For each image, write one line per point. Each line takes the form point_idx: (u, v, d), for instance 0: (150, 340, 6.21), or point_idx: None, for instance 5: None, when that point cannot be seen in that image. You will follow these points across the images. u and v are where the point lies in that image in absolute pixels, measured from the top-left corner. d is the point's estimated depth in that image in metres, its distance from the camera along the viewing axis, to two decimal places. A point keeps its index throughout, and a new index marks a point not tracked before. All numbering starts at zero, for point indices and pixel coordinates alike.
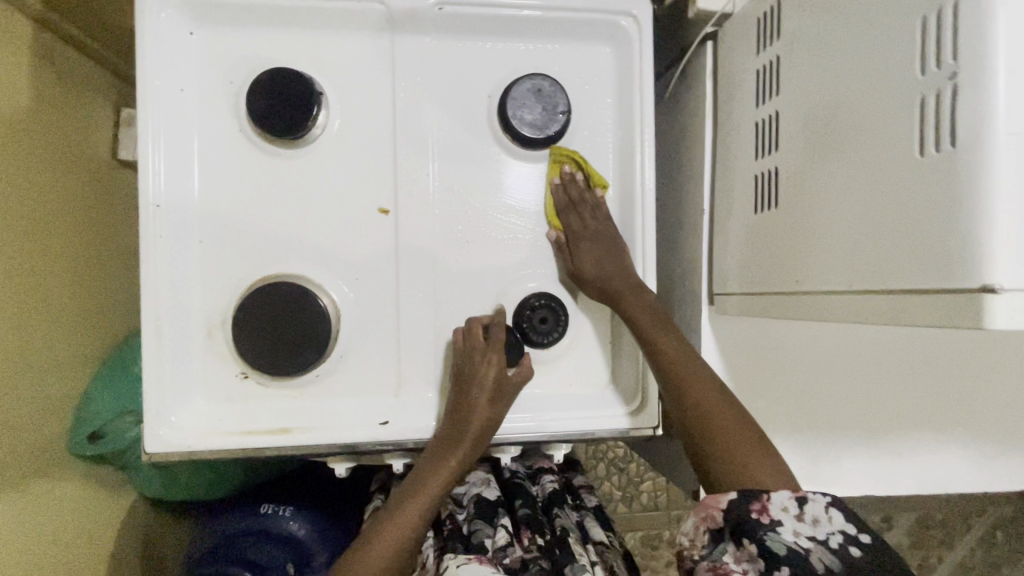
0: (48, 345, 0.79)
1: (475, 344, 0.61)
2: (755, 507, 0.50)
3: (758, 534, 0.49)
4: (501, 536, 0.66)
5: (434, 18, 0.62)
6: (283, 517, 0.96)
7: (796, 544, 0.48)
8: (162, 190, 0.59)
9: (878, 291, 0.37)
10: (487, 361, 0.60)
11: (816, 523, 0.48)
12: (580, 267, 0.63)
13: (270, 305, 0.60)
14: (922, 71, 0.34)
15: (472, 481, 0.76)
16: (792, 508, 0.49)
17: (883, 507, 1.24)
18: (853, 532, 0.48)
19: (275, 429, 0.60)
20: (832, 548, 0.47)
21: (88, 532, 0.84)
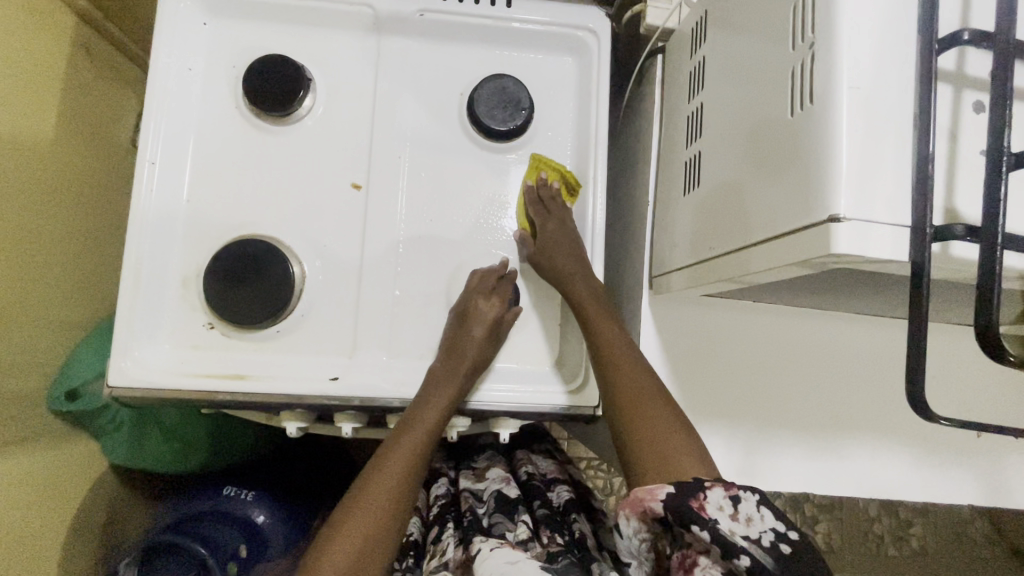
0: (46, 300, 0.85)
1: (479, 287, 0.67)
2: (696, 503, 0.45)
3: (705, 526, 0.43)
4: (522, 531, 0.64)
5: (418, 23, 0.70)
6: (244, 500, 0.97)
7: (735, 544, 0.42)
8: (158, 150, 0.66)
9: (762, 240, 0.41)
10: (488, 301, 0.66)
11: (751, 522, 0.43)
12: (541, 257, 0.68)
13: (240, 261, 0.65)
14: (794, 45, 0.40)
15: (492, 477, 0.75)
16: (728, 506, 0.44)
17: (878, 568, 1.13)
18: (782, 529, 0.43)
19: (232, 375, 0.64)
20: (766, 545, 0.43)
21: (54, 491, 0.86)
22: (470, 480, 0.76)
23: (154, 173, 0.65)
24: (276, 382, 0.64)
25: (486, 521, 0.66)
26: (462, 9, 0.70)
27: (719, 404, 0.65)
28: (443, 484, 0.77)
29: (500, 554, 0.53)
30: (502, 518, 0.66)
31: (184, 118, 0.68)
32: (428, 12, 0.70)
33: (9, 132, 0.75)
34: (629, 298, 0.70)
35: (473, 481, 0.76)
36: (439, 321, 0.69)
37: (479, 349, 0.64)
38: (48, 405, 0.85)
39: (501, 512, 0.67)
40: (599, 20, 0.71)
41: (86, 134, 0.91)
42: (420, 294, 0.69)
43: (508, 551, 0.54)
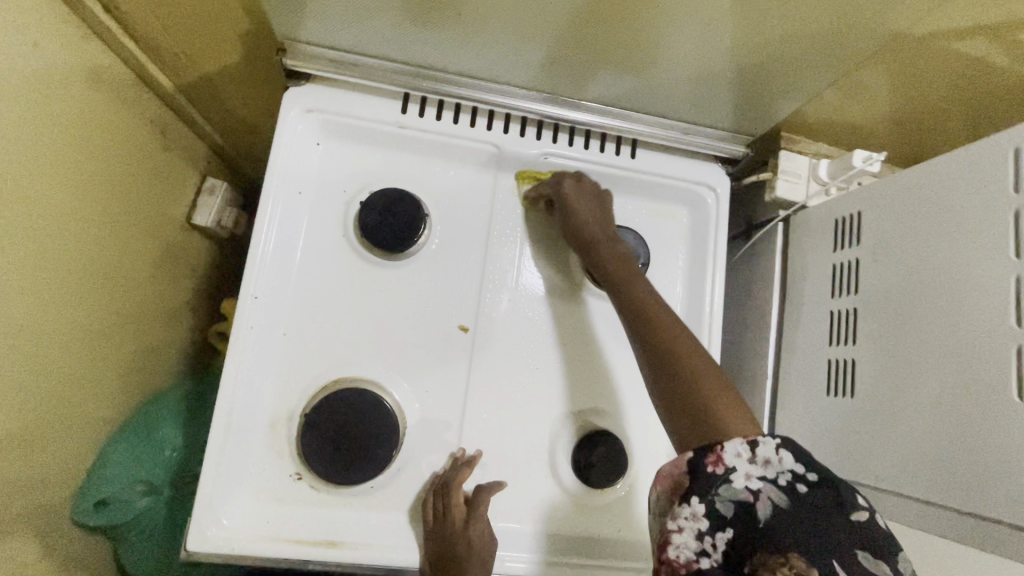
0: (85, 403, 0.78)
1: (439, 486, 0.61)
2: (711, 458, 0.45)
3: (710, 488, 0.44)
4: None
5: (540, 165, 0.69)
6: None
7: (746, 492, 0.44)
8: (262, 282, 0.61)
9: (966, 512, 0.42)
10: (450, 500, 0.59)
11: (768, 464, 0.44)
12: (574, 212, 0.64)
13: (343, 412, 0.60)
14: (1018, 324, 0.40)
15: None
16: (745, 452, 0.45)
17: None
18: (801, 470, 0.44)
19: (321, 541, 0.58)
20: (781, 486, 0.44)
21: None
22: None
23: (255, 308, 0.61)
24: (370, 550, 0.59)
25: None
26: (587, 155, 0.69)
27: None
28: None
29: None
30: None
31: (290, 247, 0.64)
32: (553, 156, 0.68)
33: (62, 230, 0.69)
34: None
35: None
36: (538, 478, 0.65)
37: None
38: (72, 520, 0.76)
39: None
40: (721, 179, 0.71)
41: (145, 217, 0.85)
42: (522, 450, 0.66)
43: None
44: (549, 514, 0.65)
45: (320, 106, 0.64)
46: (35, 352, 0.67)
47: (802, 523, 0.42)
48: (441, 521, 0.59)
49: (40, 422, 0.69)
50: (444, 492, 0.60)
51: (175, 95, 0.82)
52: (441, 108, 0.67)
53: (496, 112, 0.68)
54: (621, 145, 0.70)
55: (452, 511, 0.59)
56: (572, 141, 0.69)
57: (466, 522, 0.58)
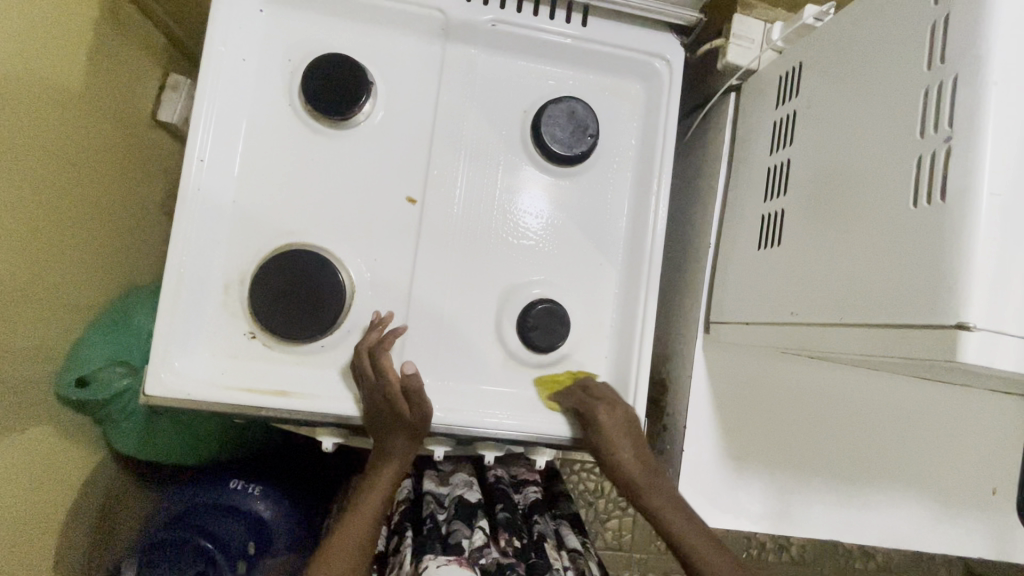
0: (60, 283, 0.81)
1: (370, 345, 0.62)
2: None
3: None
4: (478, 537, 0.65)
5: (489, 34, 0.67)
6: (250, 495, 0.95)
7: None
8: (207, 147, 0.62)
9: (863, 324, 0.42)
10: (383, 360, 0.61)
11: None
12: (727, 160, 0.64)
13: (293, 270, 0.62)
14: (923, 133, 0.39)
15: (455, 481, 0.74)
16: None
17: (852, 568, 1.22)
18: None
19: (273, 390, 0.62)
20: None
21: (48, 488, 0.81)
22: (432, 484, 0.74)
23: (201, 172, 0.62)
24: (322, 400, 0.62)
25: (445, 528, 0.66)
26: (536, 23, 0.67)
27: (760, 449, 0.66)
28: (407, 486, 0.77)
29: None
30: (460, 524, 0.66)
31: (235, 114, 0.64)
32: (502, 23, 0.66)
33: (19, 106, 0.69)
34: (677, 335, 0.70)
35: (436, 484, 0.75)
36: (485, 345, 0.67)
37: (406, 433, 0.63)
38: (55, 394, 0.80)
39: (461, 518, 0.67)
40: (674, 49, 0.69)
41: (106, 108, 0.86)
42: (470, 317, 0.67)
43: (455, 568, 0.58)
44: (496, 376, 0.67)
45: None
46: (11, 225, 0.70)
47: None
48: (370, 383, 0.62)
49: (17, 294, 0.72)
50: (373, 360, 0.62)
51: None
52: None
53: None
54: (573, 13, 0.68)
55: (381, 377, 0.61)
56: (522, 7, 0.67)
57: (395, 390, 0.61)
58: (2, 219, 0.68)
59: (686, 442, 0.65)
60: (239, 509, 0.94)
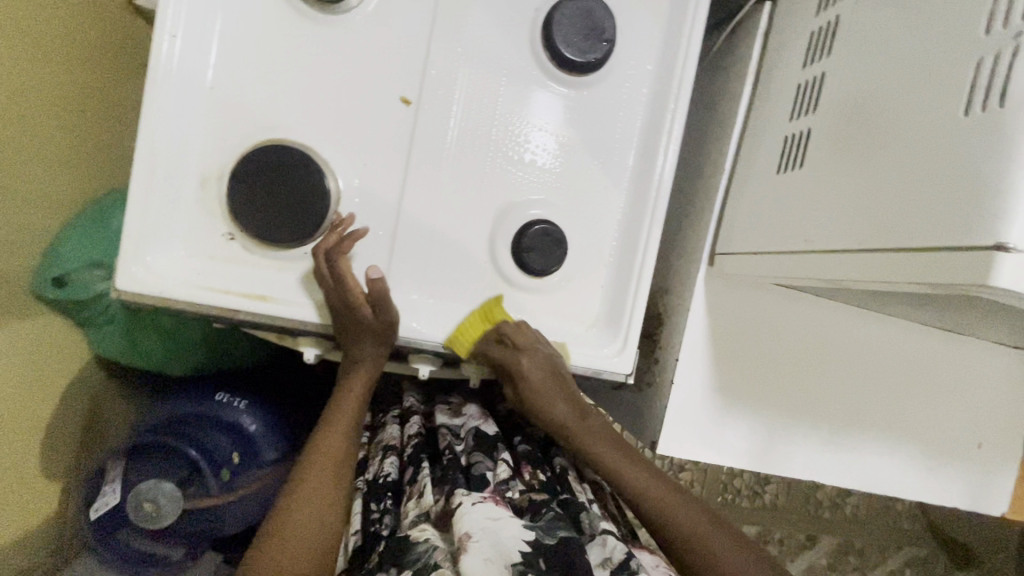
0: (34, 174, 0.77)
1: (328, 246, 0.58)
2: None
3: None
4: (502, 470, 0.62)
5: None
6: (236, 409, 0.95)
7: None
8: (179, 22, 0.57)
9: (884, 249, 0.38)
10: (342, 265, 0.58)
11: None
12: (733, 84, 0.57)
13: (273, 168, 0.58)
14: (986, 31, 0.34)
15: (469, 414, 0.73)
16: None
17: (813, 524, 1.27)
18: None
19: (252, 295, 0.59)
20: None
21: (28, 384, 0.81)
22: (446, 416, 0.74)
23: (174, 49, 0.57)
24: (303, 308, 0.60)
25: (465, 460, 0.64)
26: None
27: (752, 388, 0.65)
28: (416, 420, 0.74)
29: (481, 508, 0.52)
30: (481, 457, 0.64)
31: None
32: None
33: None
34: (678, 268, 0.67)
35: (450, 417, 0.74)
36: (478, 264, 0.64)
37: (372, 339, 0.61)
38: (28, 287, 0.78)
39: (481, 452, 0.65)
40: None
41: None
42: (462, 233, 0.64)
43: (492, 505, 0.52)
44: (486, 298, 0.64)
45: None
46: None
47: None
48: (333, 287, 0.58)
49: None
50: (331, 265, 0.58)
51: None
52: None
53: None
54: None
55: (341, 283, 0.58)
56: None
57: (359, 297, 0.58)
58: None
59: (677, 375, 0.64)
60: (224, 423, 0.93)
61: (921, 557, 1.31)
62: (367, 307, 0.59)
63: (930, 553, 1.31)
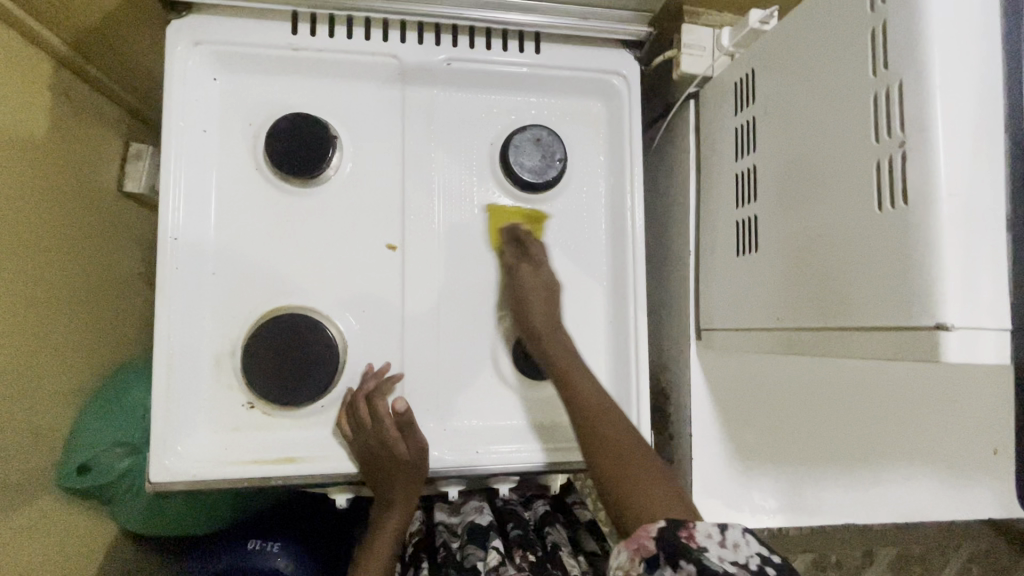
0: (48, 374, 0.79)
1: (367, 388, 0.63)
2: (684, 533, 0.46)
3: (694, 556, 0.45)
4: (492, 558, 0.65)
5: (445, 73, 0.68)
6: (271, 552, 0.93)
7: (724, 569, 0.44)
8: (180, 223, 0.62)
9: (850, 327, 0.42)
10: (377, 402, 0.62)
11: (737, 547, 0.45)
12: (517, 265, 0.67)
13: (282, 336, 0.62)
14: (877, 138, 0.41)
15: (466, 508, 0.75)
16: (716, 533, 0.46)
17: (865, 542, 1.24)
18: (767, 552, 0.45)
19: (279, 458, 0.61)
20: (749, 568, 0.44)
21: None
22: (444, 513, 0.75)
23: (178, 250, 0.61)
24: (329, 461, 0.62)
25: (460, 554, 0.68)
26: (491, 57, 0.68)
27: (767, 445, 0.67)
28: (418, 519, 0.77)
29: None
30: (474, 547, 0.67)
31: (204, 187, 0.64)
32: (456, 60, 0.67)
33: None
34: (671, 342, 0.72)
35: (448, 514, 0.75)
36: (484, 380, 0.68)
37: (407, 475, 0.63)
38: (56, 483, 0.80)
39: (474, 542, 0.68)
40: (628, 64, 0.70)
41: (61, 195, 0.82)
42: (465, 354, 0.68)
43: None
44: (499, 411, 0.68)
45: (206, 38, 0.63)
46: None
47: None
48: (512, 273, 0.67)
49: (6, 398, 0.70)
50: (368, 406, 0.62)
51: (85, 65, 0.82)
52: (332, 24, 0.65)
53: (390, 22, 0.66)
54: (525, 42, 0.69)
55: (376, 423, 0.61)
56: (473, 43, 0.68)
57: (389, 430, 0.61)
58: None
59: (694, 450, 0.66)
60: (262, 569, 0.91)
61: (983, 551, 1.28)
62: (397, 440, 0.61)
63: (990, 545, 1.28)
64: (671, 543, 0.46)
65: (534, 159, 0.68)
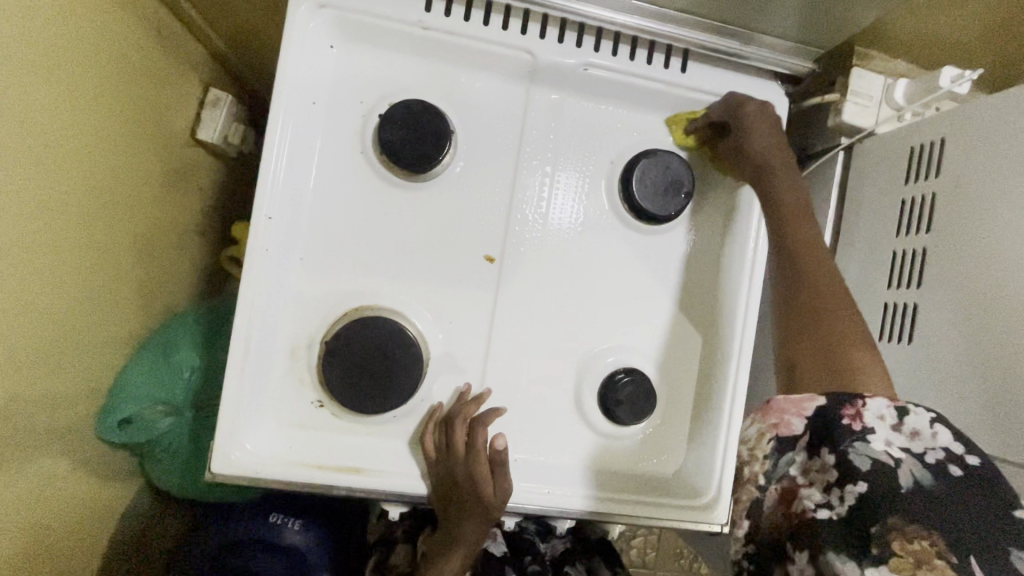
0: (99, 323, 0.76)
1: (459, 414, 0.59)
2: (851, 410, 0.43)
3: (846, 441, 0.42)
4: None
5: (579, 79, 0.61)
6: (287, 527, 0.92)
7: (888, 455, 0.41)
8: (275, 201, 0.57)
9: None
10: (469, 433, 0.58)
11: (917, 437, 0.42)
12: (745, 143, 0.61)
13: (365, 340, 0.57)
14: None
15: None
16: (889, 416, 0.42)
17: None
18: (957, 450, 0.41)
19: (346, 467, 0.58)
20: (928, 462, 0.41)
21: (81, 537, 0.78)
22: None
23: (270, 231, 0.56)
24: (395, 478, 0.59)
25: None
26: (632, 70, 0.61)
27: None
28: None
29: None
30: None
31: (306, 164, 0.58)
32: (594, 68, 0.60)
33: (54, 146, 0.62)
34: None
35: None
36: (564, 416, 0.63)
37: (479, 516, 0.60)
38: (97, 434, 0.78)
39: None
40: (778, 101, 0.64)
41: (137, 137, 0.77)
42: (549, 385, 0.63)
43: None
44: (575, 450, 0.64)
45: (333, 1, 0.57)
46: (49, 271, 0.64)
47: (950, 500, 0.39)
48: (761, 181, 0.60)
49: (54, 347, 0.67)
50: (458, 437, 0.58)
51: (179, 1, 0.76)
52: (470, 6, 0.58)
53: (531, 13, 0.59)
54: (671, 57, 0.62)
55: (464, 457, 0.57)
56: (616, 50, 0.61)
57: (476, 467, 0.57)
58: (42, 269, 0.63)
59: None
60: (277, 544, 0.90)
61: None
62: (482, 479, 0.58)
63: None
64: (833, 420, 0.44)
65: (656, 178, 0.62)
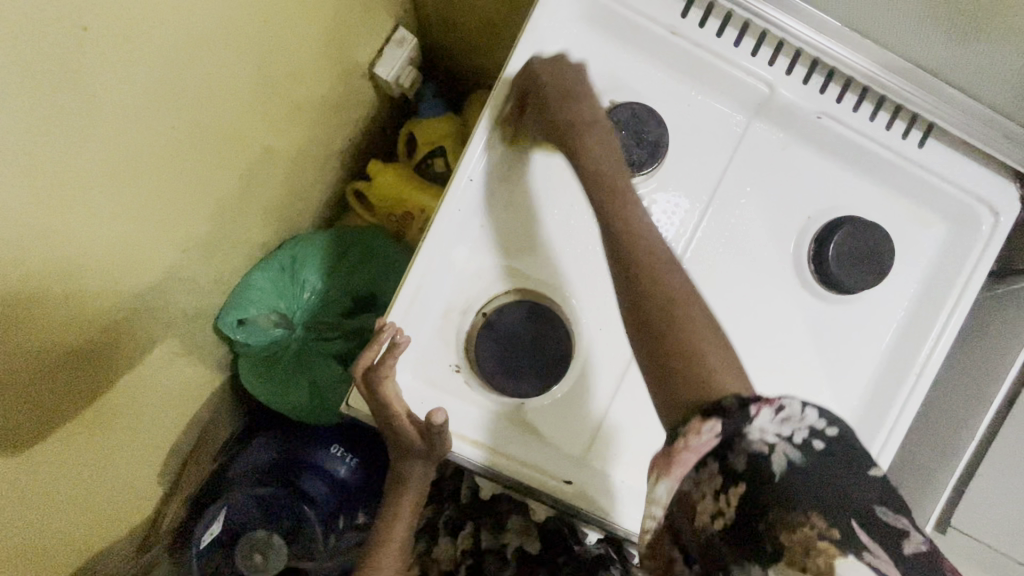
0: (244, 219, 0.78)
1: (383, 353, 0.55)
2: (732, 410, 0.39)
3: (726, 448, 0.38)
4: None
5: (807, 125, 0.58)
6: (332, 454, 0.92)
7: (762, 442, 0.37)
8: (480, 164, 0.58)
9: None
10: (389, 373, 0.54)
11: (787, 419, 0.38)
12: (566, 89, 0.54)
13: (526, 323, 0.58)
14: None
15: None
16: (763, 409, 0.38)
17: None
18: (819, 426, 0.37)
19: (470, 438, 0.58)
20: (796, 442, 0.37)
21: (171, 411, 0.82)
22: None
23: (466, 191, 0.58)
24: (511, 464, 0.57)
25: None
26: (863, 128, 0.58)
27: None
28: None
29: None
30: None
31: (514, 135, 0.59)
32: (827, 117, 0.58)
33: (264, 38, 0.64)
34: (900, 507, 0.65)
35: None
36: None
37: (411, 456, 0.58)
38: (215, 323, 0.82)
39: None
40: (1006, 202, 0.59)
41: (327, 53, 0.78)
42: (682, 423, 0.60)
43: None
44: None
45: None
46: (220, 157, 0.67)
47: (824, 475, 0.37)
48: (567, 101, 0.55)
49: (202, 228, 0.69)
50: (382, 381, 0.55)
51: None
52: (724, 23, 0.57)
53: (783, 48, 0.57)
54: (911, 127, 0.59)
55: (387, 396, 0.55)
56: (858, 106, 0.58)
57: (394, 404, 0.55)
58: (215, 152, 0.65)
59: None
60: (325, 469, 0.91)
61: None
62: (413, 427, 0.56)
63: None
64: (723, 434, 0.38)
65: (857, 245, 0.58)
